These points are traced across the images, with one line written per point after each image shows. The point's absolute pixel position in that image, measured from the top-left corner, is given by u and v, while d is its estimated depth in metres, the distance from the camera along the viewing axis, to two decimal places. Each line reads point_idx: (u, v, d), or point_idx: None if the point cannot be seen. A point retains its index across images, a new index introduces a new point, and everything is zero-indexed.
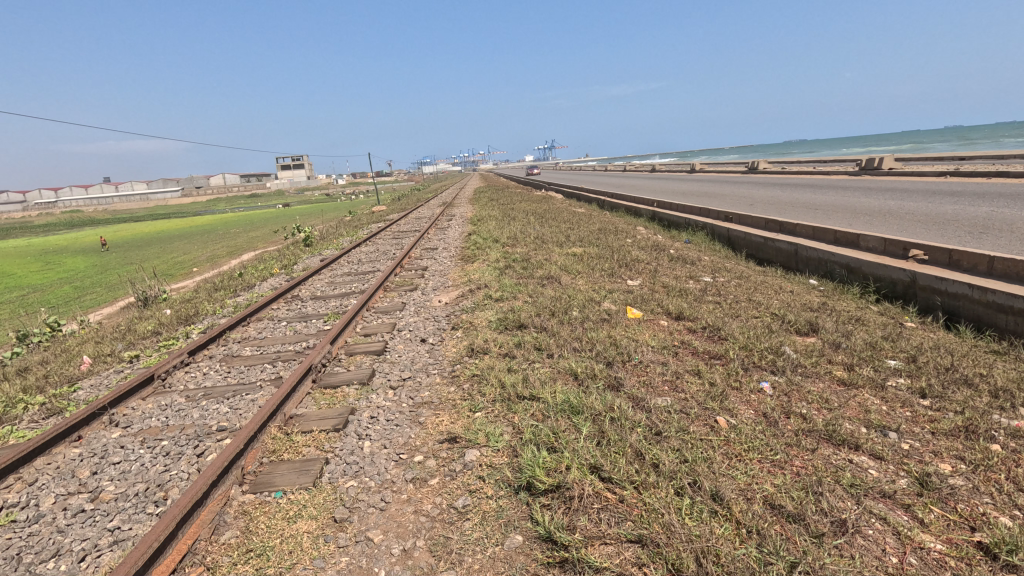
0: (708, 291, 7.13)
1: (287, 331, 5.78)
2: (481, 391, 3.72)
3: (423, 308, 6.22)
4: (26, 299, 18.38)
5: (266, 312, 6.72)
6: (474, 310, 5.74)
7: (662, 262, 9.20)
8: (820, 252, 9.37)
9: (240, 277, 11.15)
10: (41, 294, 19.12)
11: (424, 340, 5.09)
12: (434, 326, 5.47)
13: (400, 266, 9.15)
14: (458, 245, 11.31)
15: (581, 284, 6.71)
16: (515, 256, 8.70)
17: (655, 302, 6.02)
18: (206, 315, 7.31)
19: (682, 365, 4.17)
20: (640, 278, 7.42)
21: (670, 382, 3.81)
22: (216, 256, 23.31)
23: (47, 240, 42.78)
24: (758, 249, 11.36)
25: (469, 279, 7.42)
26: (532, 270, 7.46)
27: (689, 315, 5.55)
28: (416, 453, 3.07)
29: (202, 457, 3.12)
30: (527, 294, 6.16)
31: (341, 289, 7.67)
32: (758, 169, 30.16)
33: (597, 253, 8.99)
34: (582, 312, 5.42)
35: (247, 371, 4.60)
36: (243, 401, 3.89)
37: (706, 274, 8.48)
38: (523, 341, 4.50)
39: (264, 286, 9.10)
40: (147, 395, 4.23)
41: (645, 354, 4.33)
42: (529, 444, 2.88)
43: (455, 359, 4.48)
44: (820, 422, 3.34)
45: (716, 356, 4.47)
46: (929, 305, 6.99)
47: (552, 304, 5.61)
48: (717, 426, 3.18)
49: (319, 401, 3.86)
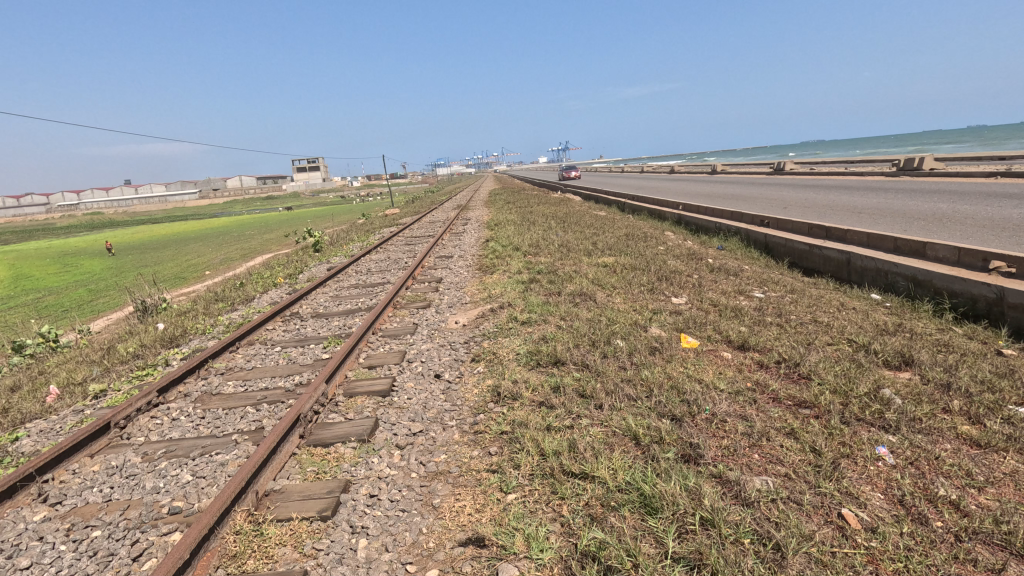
0: (765, 310, 6.17)
1: (281, 360, 4.96)
2: (514, 461, 2.85)
3: (438, 331, 5.37)
4: (39, 301, 18.14)
5: (260, 334, 5.91)
6: (497, 338, 4.86)
7: (702, 273, 8.25)
8: (879, 261, 8.39)
9: (243, 287, 10.41)
10: (56, 297, 18.78)
11: (438, 377, 4.22)
12: (450, 356, 4.60)
13: (412, 277, 8.31)
14: (475, 253, 10.45)
15: (620, 304, 5.80)
16: (540, 267, 7.82)
17: (710, 326, 5.11)
18: (196, 335, 6.55)
19: (769, 421, 3.26)
20: (684, 293, 6.50)
21: (761, 449, 2.91)
22: (229, 258, 22.83)
23: (66, 242, 42.90)
24: (803, 258, 10.36)
25: (490, 295, 6.57)
26: (560, 285, 6.57)
27: (755, 345, 4.63)
28: (429, 564, 2.21)
29: (137, 564, 2.29)
30: (559, 316, 5.27)
31: (345, 306, 6.84)
32: (784, 169, 28.96)
33: (630, 263, 8.05)
34: (628, 341, 4.53)
35: (225, 417, 3.77)
36: (210, 466, 3.05)
37: (755, 289, 7.53)
38: (563, 384, 3.63)
39: (265, 299, 8.32)
40: (97, 450, 3.42)
41: (718, 404, 3.41)
42: (592, 569, 2.00)
43: (477, 407, 3.60)
44: (988, 515, 2.41)
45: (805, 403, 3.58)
46: (1022, 326, 5.97)
47: (591, 330, 4.72)
48: (849, 529, 2.28)
49: (304, 471, 3.00)
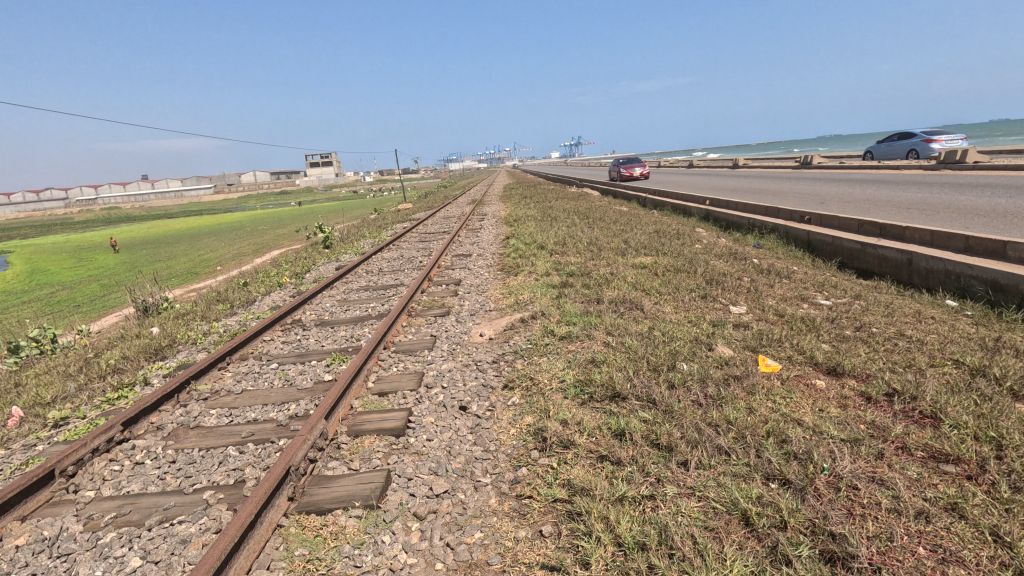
0: (838, 321, 5.29)
1: (275, 382, 4.18)
2: (580, 554, 2.05)
3: (460, 347, 4.57)
4: (51, 296, 17.73)
5: (255, 347, 5.13)
6: (533, 358, 4.05)
7: (751, 275, 7.37)
8: (948, 262, 7.45)
9: (246, 286, 9.70)
10: (68, 291, 18.39)
11: (464, 410, 3.42)
12: (478, 381, 3.79)
13: (428, 279, 7.50)
14: (495, 252, 9.60)
15: (672, 314, 4.96)
16: (571, 268, 6.99)
17: (786, 344, 4.26)
18: (186, 344, 5.80)
19: (915, 489, 2.41)
20: (741, 300, 5.64)
21: (925, 539, 2.07)
22: (241, 253, 22.30)
23: (83, 236, 42.99)
24: (854, 257, 9.40)
25: (517, 301, 5.76)
26: (598, 290, 5.74)
27: (851, 370, 3.77)
28: None
29: None
30: (605, 331, 4.44)
31: (354, 313, 6.06)
32: (811, 164, 27.75)
33: (672, 264, 7.17)
34: (697, 365, 3.69)
35: (199, 465, 3.00)
36: (167, 547, 2.28)
37: (814, 294, 6.64)
38: (628, 430, 2.81)
39: (266, 303, 7.54)
40: (31, 511, 2.66)
41: (840, 460, 2.58)
42: None
43: (517, 458, 2.80)
44: None
45: (948, 446, 2.75)
46: None
47: (648, 351, 3.88)
48: None
49: (289, 557, 2.20)
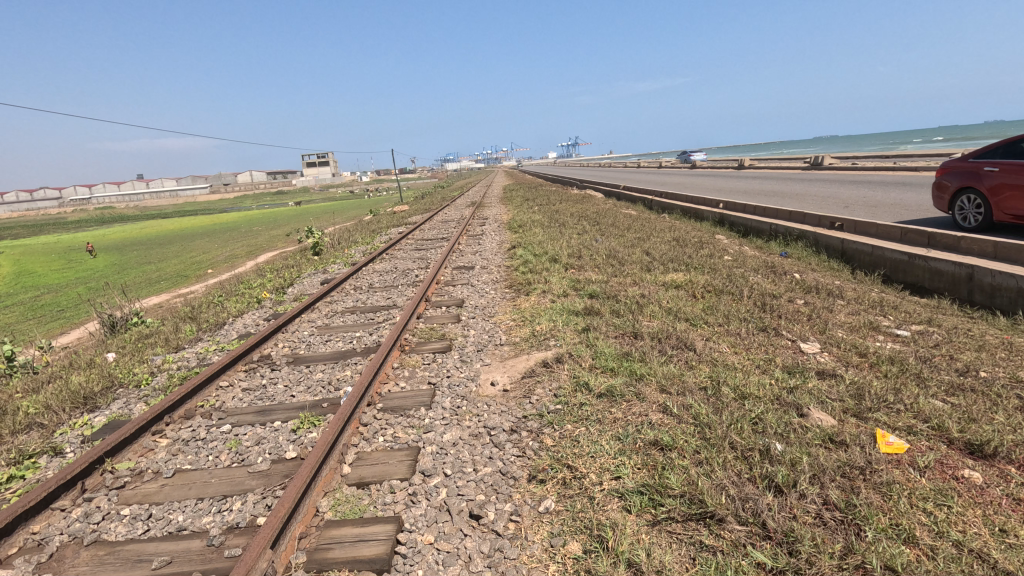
0: (934, 362, 4.26)
1: (222, 458, 3.14)
2: None
3: (465, 404, 3.52)
4: (34, 300, 16.65)
5: (207, 398, 4.05)
6: (566, 429, 3.01)
7: (799, 295, 6.35)
8: (1021, 279, 6.43)
9: (224, 301, 8.65)
10: (54, 294, 17.32)
11: (475, 521, 2.39)
12: (493, 470, 2.74)
13: (426, 298, 6.47)
14: (501, 264, 8.54)
15: (732, 357, 3.93)
16: (592, 289, 5.94)
17: (896, 408, 3.20)
18: (133, 386, 4.75)
19: None
20: (808, 333, 4.61)
21: None
22: (234, 255, 21.18)
23: (74, 236, 41.76)
24: (901, 270, 8.36)
25: (532, 334, 4.70)
26: (633, 322, 4.70)
27: (1007, 453, 2.71)
28: None
29: None
30: (657, 387, 3.40)
31: (335, 346, 5.01)
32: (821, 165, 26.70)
33: (711, 284, 6.13)
34: (800, 449, 2.63)
35: None
36: None
37: (878, 320, 5.61)
38: None
39: (236, 328, 6.44)
40: None
41: None
42: None
43: None
44: None
45: None
46: None
47: (727, 426, 2.82)
48: None
49: None
